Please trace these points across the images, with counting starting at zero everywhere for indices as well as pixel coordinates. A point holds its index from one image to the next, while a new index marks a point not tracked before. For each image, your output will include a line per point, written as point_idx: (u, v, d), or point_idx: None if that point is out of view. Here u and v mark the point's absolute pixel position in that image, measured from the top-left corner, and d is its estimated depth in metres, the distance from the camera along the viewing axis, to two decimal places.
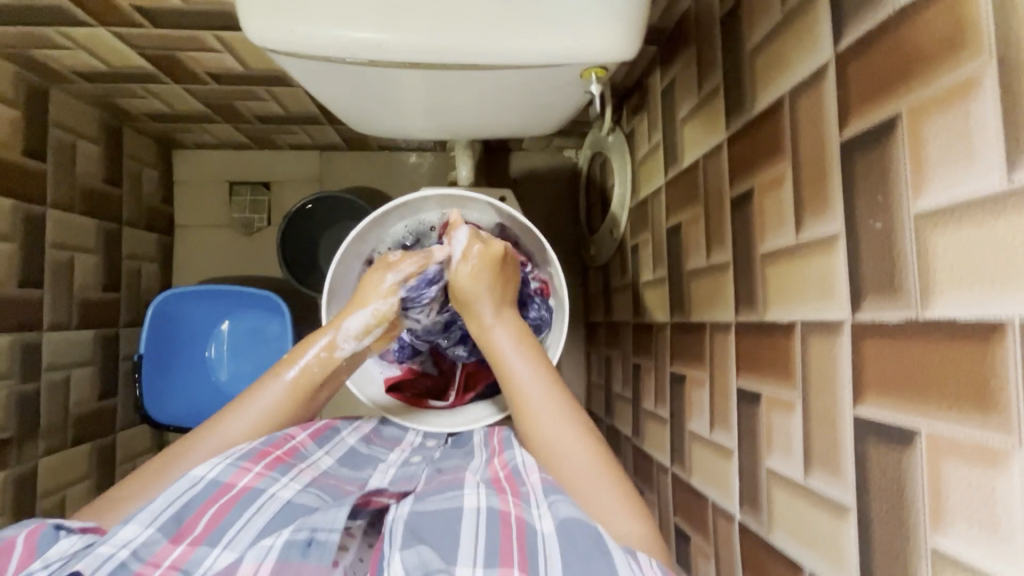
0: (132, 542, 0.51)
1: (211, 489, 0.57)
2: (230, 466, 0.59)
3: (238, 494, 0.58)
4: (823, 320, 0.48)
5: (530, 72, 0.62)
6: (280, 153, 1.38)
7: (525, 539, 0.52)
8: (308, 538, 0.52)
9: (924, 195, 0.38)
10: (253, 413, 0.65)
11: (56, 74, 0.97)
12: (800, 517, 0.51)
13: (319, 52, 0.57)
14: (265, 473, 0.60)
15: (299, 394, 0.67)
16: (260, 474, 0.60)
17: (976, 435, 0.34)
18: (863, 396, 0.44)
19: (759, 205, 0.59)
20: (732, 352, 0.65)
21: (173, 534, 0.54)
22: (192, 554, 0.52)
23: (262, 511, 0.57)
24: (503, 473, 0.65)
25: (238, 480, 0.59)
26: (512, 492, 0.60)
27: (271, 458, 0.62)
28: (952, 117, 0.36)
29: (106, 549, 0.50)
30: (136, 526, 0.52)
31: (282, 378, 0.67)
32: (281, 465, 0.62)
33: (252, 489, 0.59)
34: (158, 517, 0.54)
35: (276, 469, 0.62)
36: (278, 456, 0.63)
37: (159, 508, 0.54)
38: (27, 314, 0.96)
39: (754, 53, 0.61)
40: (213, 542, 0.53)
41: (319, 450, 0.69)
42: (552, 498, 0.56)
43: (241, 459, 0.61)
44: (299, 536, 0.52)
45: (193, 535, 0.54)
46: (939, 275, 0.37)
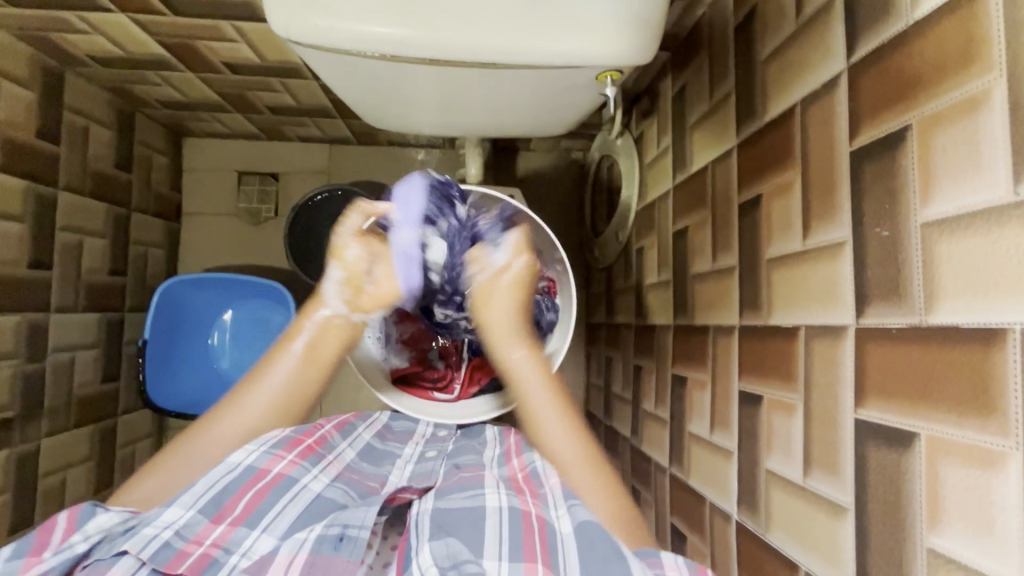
0: (174, 523, 0.52)
1: (248, 475, 0.58)
2: (266, 453, 0.60)
3: (274, 481, 0.59)
4: (827, 325, 0.49)
5: (547, 73, 0.63)
6: (290, 145, 1.39)
7: (548, 536, 0.53)
8: (340, 533, 0.53)
9: (932, 204, 0.39)
10: (272, 388, 0.63)
11: (73, 58, 0.98)
12: (798, 517, 0.52)
13: (340, 46, 0.58)
14: (298, 462, 0.62)
15: (313, 357, 0.65)
16: (293, 462, 0.61)
17: (975, 438, 0.35)
18: (864, 399, 0.45)
19: (766, 211, 0.61)
20: (734, 355, 0.66)
21: (214, 516, 0.55)
22: (232, 534, 0.53)
23: (296, 501, 0.58)
24: (522, 473, 0.65)
25: (273, 467, 0.60)
26: (531, 492, 0.60)
27: (303, 447, 0.63)
28: (959, 130, 0.37)
29: (150, 530, 0.51)
30: (178, 509, 0.53)
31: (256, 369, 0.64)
32: (312, 456, 0.64)
33: (287, 477, 0.59)
34: (199, 499, 0.55)
35: (308, 459, 0.63)
36: (309, 446, 0.64)
37: (199, 491, 0.56)
38: (35, 295, 0.97)
39: (767, 62, 0.62)
40: (253, 524, 0.55)
41: (342, 442, 0.70)
42: (570, 501, 0.57)
43: (275, 448, 0.61)
44: (331, 532, 0.53)
45: (233, 517, 0.55)
46: (943, 282, 0.38)
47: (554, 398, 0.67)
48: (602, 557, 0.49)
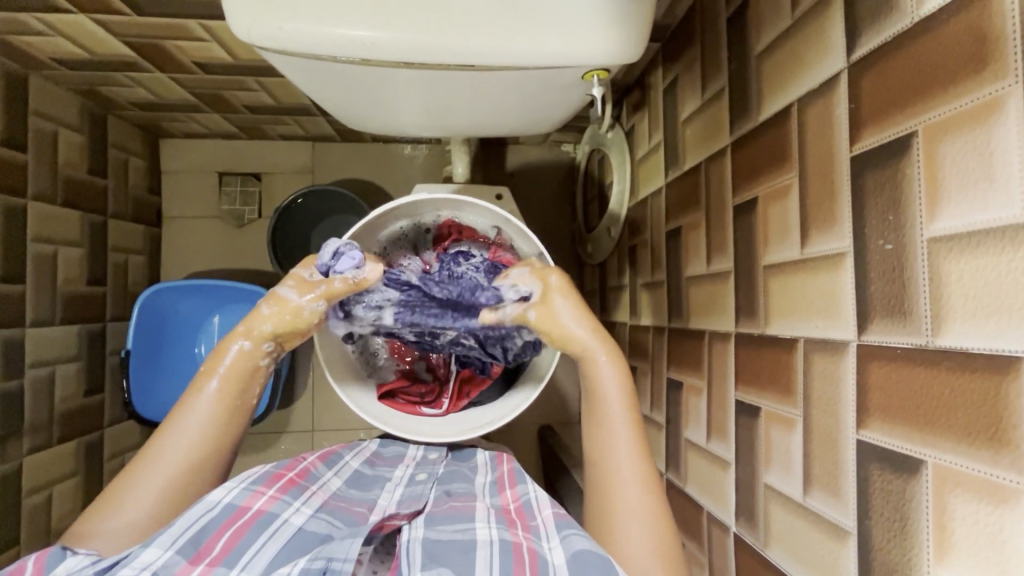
0: (152, 564, 0.50)
1: (228, 512, 0.57)
2: (246, 490, 0.60)
3: (254, 517, 0.57)
4: (827, 339, 0.47)
5: (530, 74, 0.60)
6: (271, 144, 1.35)
7: (537, 567, 0.52)
8: (323, 567, 0.52)
9: (939, 219, 0.37)
10: (190, 432, 0.62)
11: (36, 61, 0.93)
12: (798, 536, 0.51)
13: (308, 50, 0.54)
14: (279, 497, 0.61)
15: (227, 403, 0.64)
16: (273, 498, 0.60)
17: (986, 471, 0.33)
18: (867, 420, 0.43)
19: (762, 215, 0.58)
20: (731, 363, 0.64)
21: (192, 556, 0.53)
22: (210, 575, 0.51)
23: (276, 537, 0.56)
24: (514, 505, 0.64)
25: (254, 503, 0.59)
26: (523, 524, 0.59)
27: (284, 481, 0.63)
28: (969, 140, 0.35)
29: (125, 572, 0.49)
30: (157, 549, 0.51)
31: (204, 395, 0.64)
32: (294, 489, 0.62)
33: (268, 512, 0.58)
34: (178, 538, 0.53)
35: (289, 493, 0.61)
36: (291, 480, 0.63)
37: (178, 530, 0.53)
38: (9, 310, 0.94)
39: (762, 58, 0.59)
40: (232, 563, 0.53)
41: (329, 472, 0.69)
42: (564, 533, 0.55)
43: (255, 485, 0.61)
44: (315, 565, 0.52)
45: (211, 557, 0.53)
46: (951, 304, 0.36)
47: (626, 405, 0.64)
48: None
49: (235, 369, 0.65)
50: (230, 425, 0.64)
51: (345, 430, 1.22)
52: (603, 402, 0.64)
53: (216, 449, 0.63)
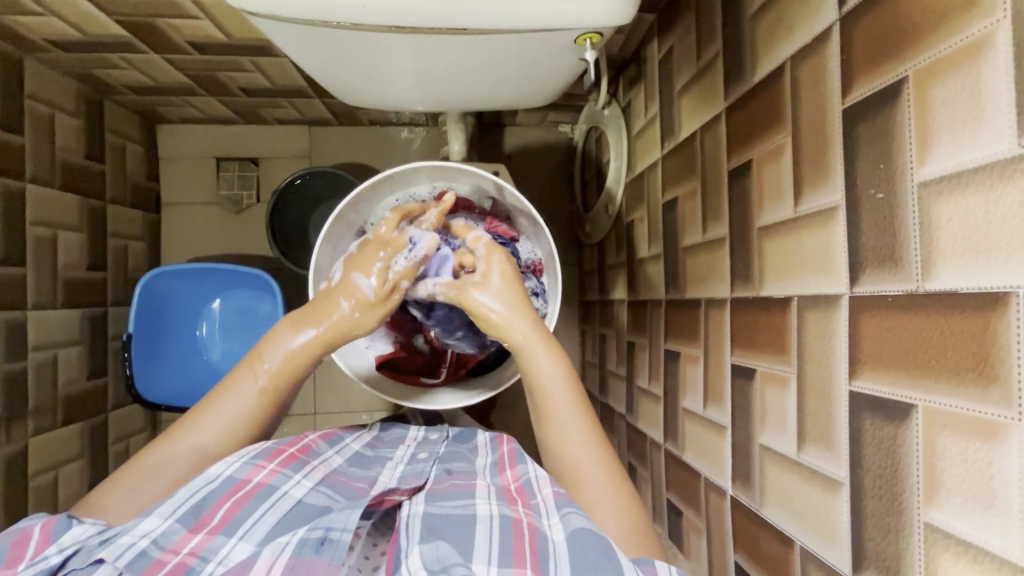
0: (152, 532, 0.52)
1: (229, 484, 0.57)
2: (247, 464, 0.60)
3: (253, 489, 0.57)
4: (820, 295, 0.47)
5: (522, 38, 0.60)
6: (268, 128, 1.35)
7: (536, 541, 0.53)
8: (321, 536, 0.53)
9: (928, 162, 0.37)
10: (236, 405, 0.64)
11: (31, 43, 0.93)
12: (793, 492, 0.51)
13: (299, 15, 0.54)
14: (280, 470, 0.61)
15: (275, 384, 0.65)
16: (274, 471, 0.60)
17: (974, 408, 0.33)
18: (859, 370, 0.43)
19: (756, 177, 0.58)
20: (727, 328, 0.64)
21: (192, 525, 0.54)
22: (210, 543, 0.52)
23: (276, 507, 0.57)
24: (514, 485, 0.64)
25: (254, 477, 0.59)
26: (523, 502, 0.60)
27: (285, 456, 0.63)
28: (959, 80, 0.35)
29: (126, 539, 0.51)
30: (157, 518, 0.53)
31: (255, 373, 0.65)
32: (295, 463, 0.63)
33: (268, 485, 0.58)
34: (178, 508, 0.54)
35: (290, 467, 0.61)
36: (291, 455, 0.63)
37: (179, 500, 0.55)
38: (10, 292, 0.94)
39: (755, 19, 0.58)
40: (231, 532, 0.54)
41: (330, 450, 0.69)
42: (564, 510, 0.55)
43: (256, 459, 0.60)
44: (313, 535, 0.53)
45: (212, 525, 0.54)
46: (942, 246, 0.36)
47: (573, 395, 0.66)
48: (587, 567, 0.48)
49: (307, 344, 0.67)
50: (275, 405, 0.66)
51: (346, 411, 1.23)
52: (550, 409, 0.65)
53: (256, 416, 0.65)
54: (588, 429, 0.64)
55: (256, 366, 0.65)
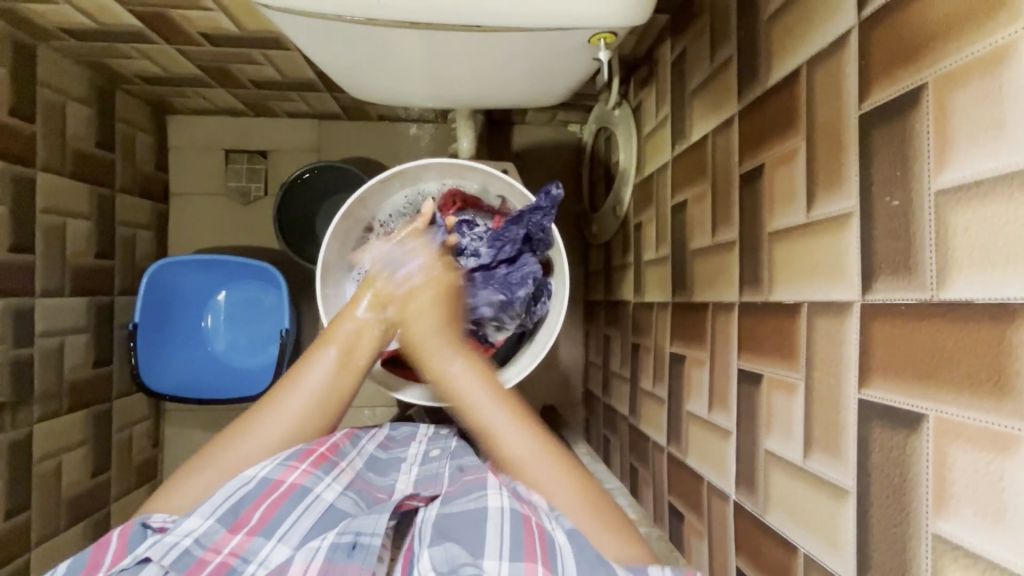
0: (194, 531, 0.53)
1: (264, 485, 0.57)
2: (280, 465, 0.59)
3: (288, 491, 0.58)
4: (831, 301, 0.47)
5: (537, 36, 0.59)
6: (277, 121, 1.35)
7: (546, 543, 0.52)
8: (352, 540, 0.53)
9: (946, 170, 0.36)
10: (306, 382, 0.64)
11: (45, 31, 0.93)
12: (798, 499, 0.51)
13: (313, 8, 0.54)
14: (311, 471, 0.60)
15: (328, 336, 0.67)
16: (307, 472, 0.60)
17: (987, 420, 0.33)
18: (868, 378, 0.43)
19: (768, 182, 0.58)
20: (734, 332, 0.64)
21: (232, 525, 0.54)
22: (249, 543, 0.54)
23: (309, 512, 0.57)
24: (515, 486, 0.64)
25: (288, 477, 0.59)
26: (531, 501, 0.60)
27: (315, 456, 0.62)
28: (981, 88, 0.34)
29: (171, 538, 0.52)
30: (198, 518, 0.54)
31: (327, 354, 0.65)
32: (325, 464, 0.62)
33: (301, 486, 0.58)
34: (218, 508, 0.55)
35: (321, 467, 0.61)
36: (322, 454, 0.63)
37: (219, 500, 0.55)
38: (18, 279, 0.95)
39: (772, 22, 0.58)
40: (269, 534, 0.55)
41: (352, 450, 0.68)
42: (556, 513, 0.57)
43: (289, 459, 0.60)
44: (344, 539, 0.53)
45: (250, 526, 0.55)
46: (957, 256, 0.36)
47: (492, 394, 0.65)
48: (590, 565, 0.49)
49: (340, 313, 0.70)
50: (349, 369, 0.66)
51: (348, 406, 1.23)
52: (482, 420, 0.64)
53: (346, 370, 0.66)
54: (546, 449, 0.62)
55: (329, 344, 0.66)
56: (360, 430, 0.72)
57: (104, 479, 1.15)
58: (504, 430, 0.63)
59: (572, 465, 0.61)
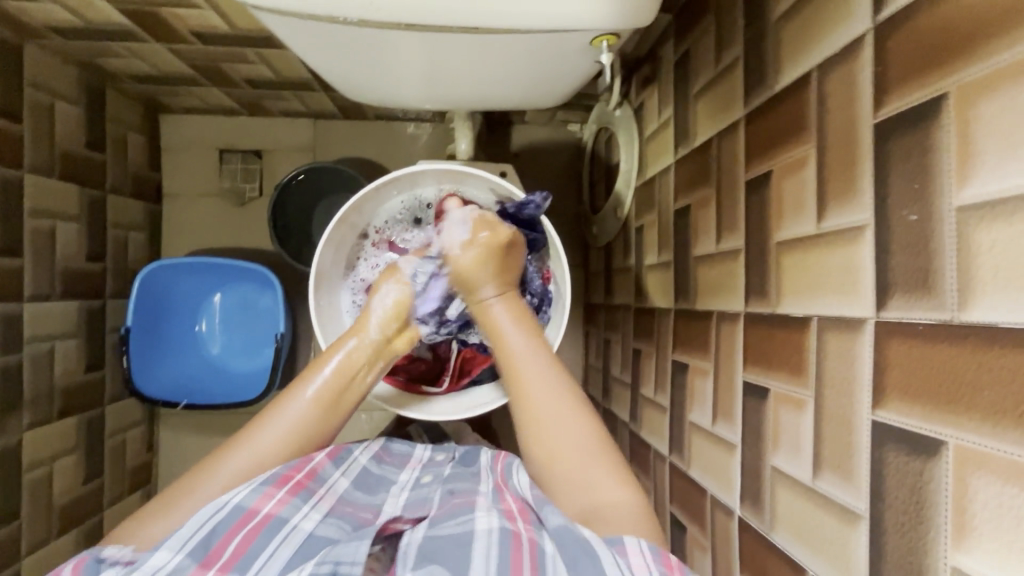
0: (163, 567, 0.50)
1: (236, 515, 0.56)
2: (255, 492, 0.58)
3: (263, 522, 0.56)
4: (842, 317, 0.45)
5: (537, 38, 0.57)
6: (272, 121, 1.33)
7: (536, 558, 0.51)
8: (330, 571, 0.48)
9: (968, 186, 0.35)
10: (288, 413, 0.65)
11: (31, 29, 0.91)
12: (806, 520, 0.49)
13: (304, 10, 0.52)
14: (287, 500, 0.58)
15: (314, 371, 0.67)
16: (282, 500, 0.58)
17: (1012, 452, 0.31)
18: (882, 400, 0.41)
19: (776, 189, 0.56)
20: (739, 343, 0.62)
21: (203, 560, 0.52)
22: None
23: (288, 542, 0.55)
24: (513, 503, 0.61)
25: (262, 506, 0.57)
26: (523, 522, 0.57)
27: (293, 483, 0.60)
28: (1008, 100, 0.32)
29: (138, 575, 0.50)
30: (166, 552, 0.51)
31: (303, 396, 0.66)
32: (303, 491, 0.60)
33: (276, 517, 0.56)
34: (187, 542, 0.52)
35: (299, 495, 0.59)
36: (299, 481, 0.61)
37: (188, 533, 0.53)
38: (7, 283, 0.93)
39: (780, 23, 0.56)
40: (244, 568, 0.52)
41: (336, 471, 0.66)
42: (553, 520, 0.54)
43: (264, 485, 0.59)
44: (322, 570, 0.48)
45: (221, 562, 0.52)
46: (980, 276, 0.34)
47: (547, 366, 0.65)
48: None
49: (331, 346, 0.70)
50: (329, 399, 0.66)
51: None
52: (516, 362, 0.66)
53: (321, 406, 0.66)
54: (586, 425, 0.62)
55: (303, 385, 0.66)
56: (349, 446, 0.69)
57: (97, 485, 1.13)
58: (536, 384, 0.64)
59: (597, 424, 0.62)
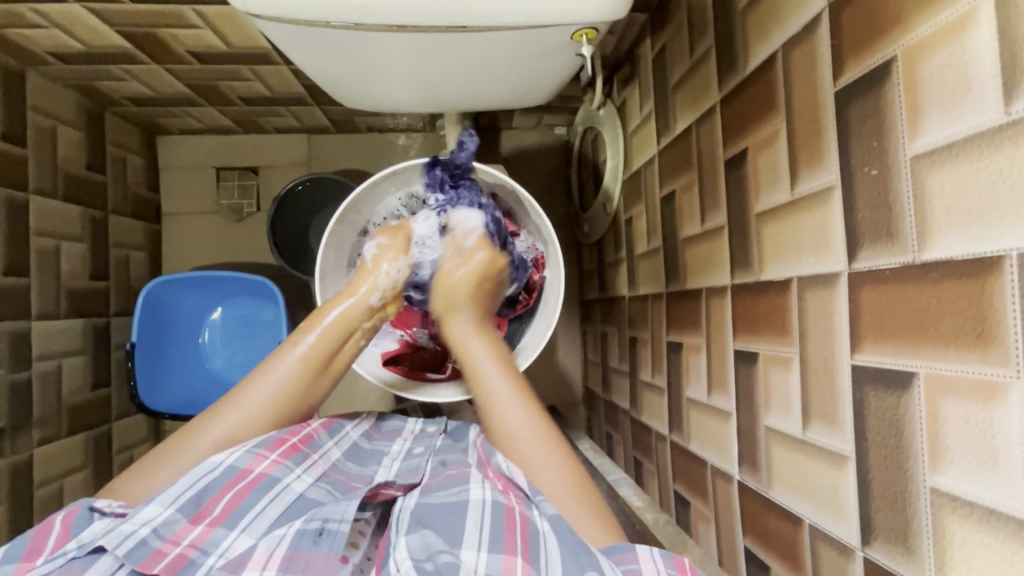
0: (153, 521, 0.54)
1: (230, 474, 0.59)
2: (248, 453, 0.61)
3: (255, 480, 0.59)
4: (819, 274, 0.48)
5: (520, 35, 0.61)
6: (267, 137, 1.36)
7: (528, 530, 0.54)
8: (319, 527, 0.55)
9: (920, 136, 0.38)
10: (271, 383, 0.66)
11: (34, 56, 0.94)
12: (799, 471, 0.52)
13: (301, 16, 0.55)
14: (281, 461, 0.62)
15: (313, 364, 0.67)
16: (275, 462, 0.62)
17: (975, 370, 0.34)
18: (860, 343, 0.44)
19: (752, 165, 0.59)
20: (727, 315, 0.65)
21: (193, 515, 0.57)
22: (209, 535, 0.55)
23: (277, 500, 0.59)
24: (498, 480, 0.62)
25: (256, 467, 0.60)
26: (513, 493, 0.60)
27: (287, 446, 0.64)
28: (947, 55, 0.36)
29: (128, 526, 0.53)
30: (158, 507, 0.55)
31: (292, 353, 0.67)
32: (296, 455, 0.64)
33: (268, 477, 0.60)
34: (180, 497, 0.57)
35: (291, 458, 0.63)
36: (293, 445, 0.65)
37: (180, 490, 0.57)
38: (15, 303, 0.95)
39: (747, 11, 0.60)
40: (231, 525, 0.56)
41: (330, 440, 0.70)
42: (540, 499, 0.57)
43: (258, 448, 0.62)
44: (311, 526, 0.55)
45: (212, 517, 0.57)
46: (935, 216, 0.37)
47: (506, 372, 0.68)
48: (572, 553, 0.50)
49: (337, 321, 0.69)
50: (312, 388, 0.68)
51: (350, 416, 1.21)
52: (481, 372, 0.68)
53: (292, 410, 0.67)
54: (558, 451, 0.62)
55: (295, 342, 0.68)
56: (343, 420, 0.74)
57: None
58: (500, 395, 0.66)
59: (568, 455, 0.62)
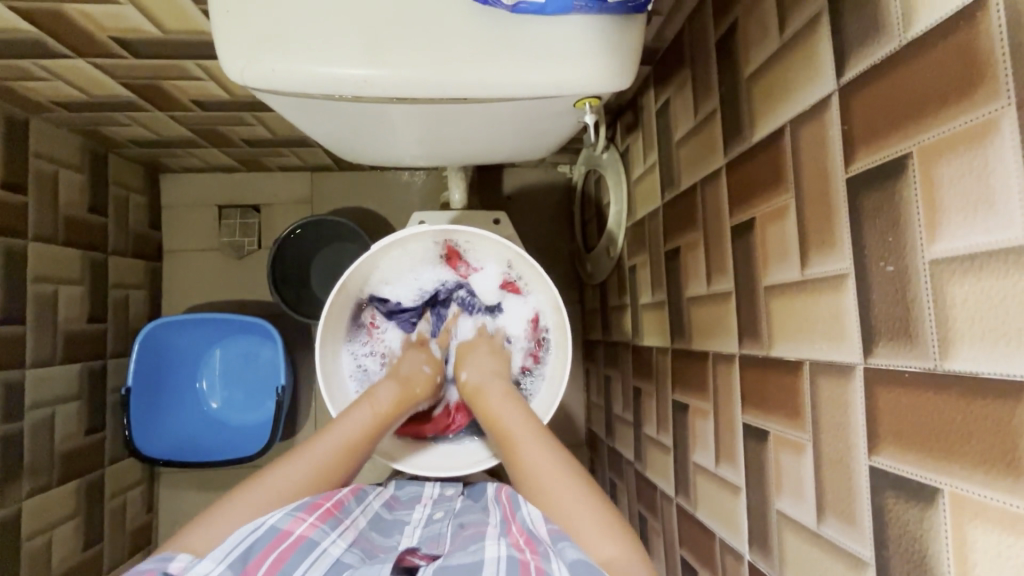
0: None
1: (271, 535, 0.57)
2: (288, 514, 0.59)
3: (297, 542, 0.57)
4: (833, 362, 0.46)
5: (520, 102, 0.60)
6: (268, 175, 1.36)
7: None
8: None
9: (939, 240, 0.36)
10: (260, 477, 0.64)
11: (38, 105, 0.94)
12: (813, 564, 0.49)
13: (301, 89, 0.54)
14: (319, 525, 0.60)
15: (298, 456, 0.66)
16: (314, 524, 0.60)
17: (1005, 501, 0.32)
18: (878, 446, 0.42)
19: (760, 236, 0.58)
20: (736, 384, 0.63)
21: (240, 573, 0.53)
22: None
23: (317, 564, 0.56)
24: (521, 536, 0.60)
25: (296, 529, 0.58)
26: (532, 549, 0.57)
27: (323, 510, 0.62)
28: (966, 161, 0.34)
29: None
30: (210, 561, 0.53)
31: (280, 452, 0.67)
32: (332, 519, 0.62)
33: (309, 538, 0.58)
34: (229, 553, 0.54)
35: (327, 522, 0.61)
36: (329, 509, 0.63)
37: (230, 545, 0.55)
38: (9, 351, 0.94)
39: (752, 80, 0.59)
40: None
41: (358, 508, 0.68)
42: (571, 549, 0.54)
43: (297, 510, 0.60)
44: None
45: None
46: (958, 327, 0.35)
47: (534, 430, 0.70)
48: None
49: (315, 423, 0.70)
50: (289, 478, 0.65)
51: None
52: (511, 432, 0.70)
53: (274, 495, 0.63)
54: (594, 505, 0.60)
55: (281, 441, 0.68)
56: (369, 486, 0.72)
57: (95, 551, 1.11)
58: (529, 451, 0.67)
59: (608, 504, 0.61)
